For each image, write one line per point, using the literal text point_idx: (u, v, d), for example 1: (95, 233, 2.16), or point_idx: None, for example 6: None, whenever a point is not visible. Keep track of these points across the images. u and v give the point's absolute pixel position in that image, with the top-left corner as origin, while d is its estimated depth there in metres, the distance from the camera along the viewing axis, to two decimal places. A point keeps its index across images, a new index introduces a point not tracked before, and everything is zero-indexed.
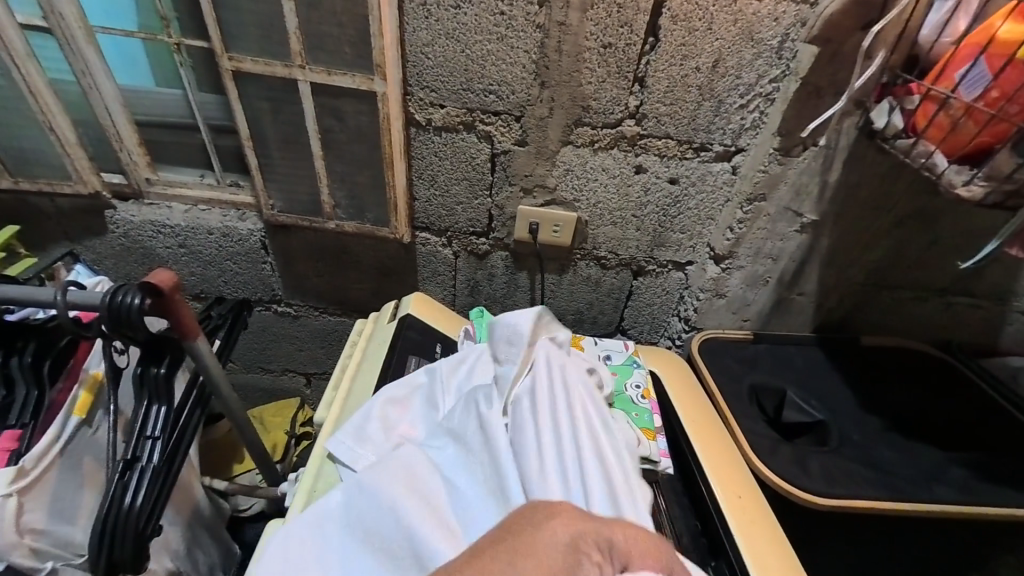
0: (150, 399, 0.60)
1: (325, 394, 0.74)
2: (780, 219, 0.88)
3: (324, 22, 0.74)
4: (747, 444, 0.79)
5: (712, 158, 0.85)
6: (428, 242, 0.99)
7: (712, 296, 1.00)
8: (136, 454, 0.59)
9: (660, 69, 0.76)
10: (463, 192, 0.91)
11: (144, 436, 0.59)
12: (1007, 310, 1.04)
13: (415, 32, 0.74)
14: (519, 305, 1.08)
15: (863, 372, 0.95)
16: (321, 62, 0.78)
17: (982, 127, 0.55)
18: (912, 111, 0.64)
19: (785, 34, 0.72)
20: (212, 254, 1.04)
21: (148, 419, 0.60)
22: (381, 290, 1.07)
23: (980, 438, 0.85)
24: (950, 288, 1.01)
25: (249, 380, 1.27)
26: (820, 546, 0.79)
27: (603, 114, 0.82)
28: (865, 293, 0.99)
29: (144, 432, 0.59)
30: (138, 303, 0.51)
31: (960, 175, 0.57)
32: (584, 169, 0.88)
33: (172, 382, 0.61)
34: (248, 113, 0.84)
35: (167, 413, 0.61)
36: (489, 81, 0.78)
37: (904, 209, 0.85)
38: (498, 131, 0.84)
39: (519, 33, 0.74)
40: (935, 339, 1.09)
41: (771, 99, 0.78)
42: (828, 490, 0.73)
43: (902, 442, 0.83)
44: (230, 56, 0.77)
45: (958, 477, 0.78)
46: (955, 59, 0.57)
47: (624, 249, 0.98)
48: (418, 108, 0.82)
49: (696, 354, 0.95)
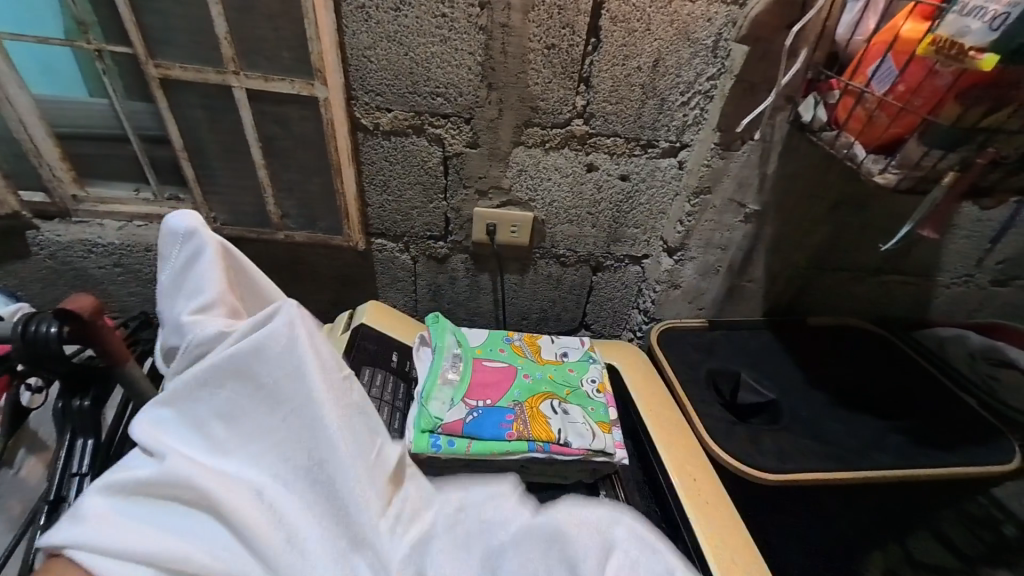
0: (74, 433, 0.56)
1: None
2: (726, 211, 0.92)
3: (258, 26, 0.71)
4: (703, 428, 0.83)
5: (659, 154, 0.89)
6: (385, 248, 0.97)
7: (668, 288, 1.03)
8: (62, 494, 0.54)
9: (604, 70, 0.78)
10: (418, 196, 0.90)
11: (70, 473, 0.55)
12: (933, 284, 1.13)
13: (355, 36, 0.72)
14: (483, 307, 1.08)
15: (810, 352, 1.01)
16: (257, 67, 0.75)
17: (893, 120, 0.59)
18: (835, 105, 0.68)
19: (718, 34, 0.75)
20: (153, 272, 0.98)
21: (73, 454, 0.56)
22: (339, 300, 1.04)
23: (914, 405, 0.93)
24: (883, 267, 1.09)
25: None
26: (777, 518, 0.83)
27: (551, 114, 0.83)
28: (808, 276, 1.05)
29: (69, 470, 0.55)
30: (57, 333, 0.48)
31: (876, 164, 0.61)
32: (537, 169, 0.89)
33: (100, 413, 0.57)
34: (181, 122, 0.79)
35: (94, 447, 0.56)
36: (435, 84, 0.78)
37: (836, 196, 0.90)
38: (448, 134, 0.83)
39: (462, 35, 0.73)
40: (872, 315, 1.18)
41: (709, 96, 0.81)
42: (779, 466, 0.77)
43: (846, 415, 0.89)
44: (156, 63, 0.73)
45: (895, 442, 0.85)
46: (868, 56, 0.61)
47: (582, 245, 1.00)
48: (364, 113, 0.80)
49: (655, 345, 0.98)
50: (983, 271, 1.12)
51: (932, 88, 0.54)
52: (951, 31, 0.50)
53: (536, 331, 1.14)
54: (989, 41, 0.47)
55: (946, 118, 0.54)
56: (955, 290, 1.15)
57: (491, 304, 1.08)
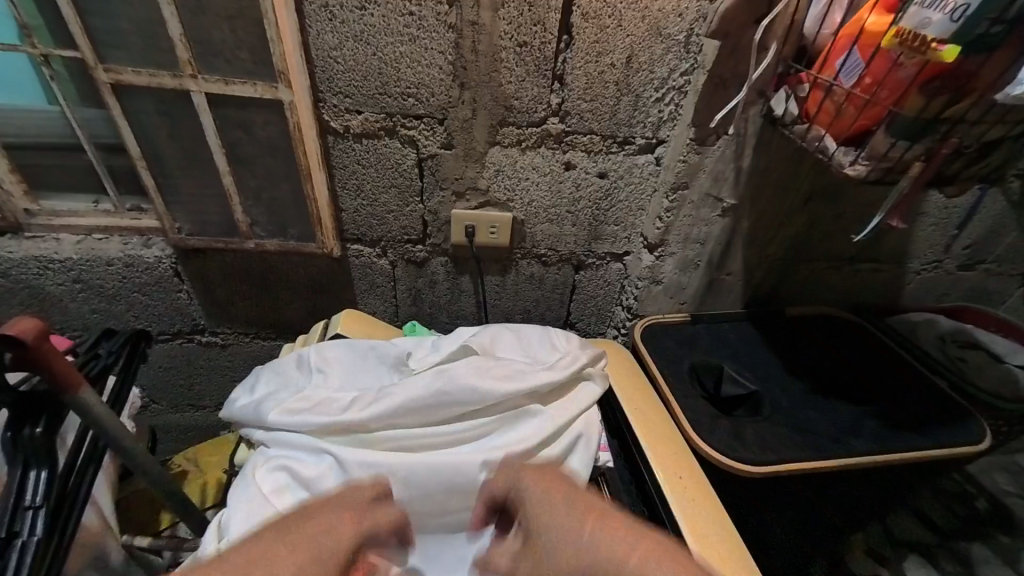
0: (27, 462, 0.51)
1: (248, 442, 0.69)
2: (703, 205, 0.92)
3: (215, 26, 0.68)
4: (686, 423, 0.83)
5: (635, 151, 0.88)
6: (362, 253, 0.94)
7: (649, 283, 1.03)
8: (13, 530, 0.48)
9: (577, 67, 0.77)
10: (393, 200, 0.88)
11: (21, 507, 0.49)
12: (904, 271, 1.17)
13: (320, 36, 0.70)
14: (464, 310, 1.07)
15: (788, 341, 1.03)
16: (217, 71, 0.72)
17: (860, 111, 0.59)
18: (804, 98, 0.68)
19: (690, 30, 0.75)
20: (117, 287, 0.93)
21: (25, 486, 0.50)
22: (315, 308, 1.01)
23: (888, 389, 0.95)
24: (857, 256, 1.11)
25: (179, 420, 1.17)
26: (761, 507, 0.85)
27: (526, 113, 0.82)
28: (786, 268, 1.07)
29: (20, 503, 0.49)
30: None
31: (847, 156, 0.62)
32: (514, 169, 0.88)
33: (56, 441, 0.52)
34: (137, 130, 0.75)
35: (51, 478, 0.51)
36: (406, 84, 0.76)
37: (809, 188, 0.92)
38: (422, 136, 0.81)
39: (432, 34, 0.72)
40: (848, 303, 1.20)
41: (683, 92, 0.81)
42: (761, 457, 0.78)
43: (824, 402, 0.91)
44: (106, 68, 0.69)
45: (872, 428, 0.86)
46: (835, 49, 0.62)
47: (563, 244, 0.99)
48: (334, 116, 0.77)
49: (639, 342, 0.97)
50: (951, 257, 1.16)
51: (897, 80, 0.55)
52: (913, 23, 0.50)
53: None
54: (949, 33, 0.48)
55: (910, 109, 0.55)
56: (926, 276, 1.19)
57: (474, 306, 1.06)
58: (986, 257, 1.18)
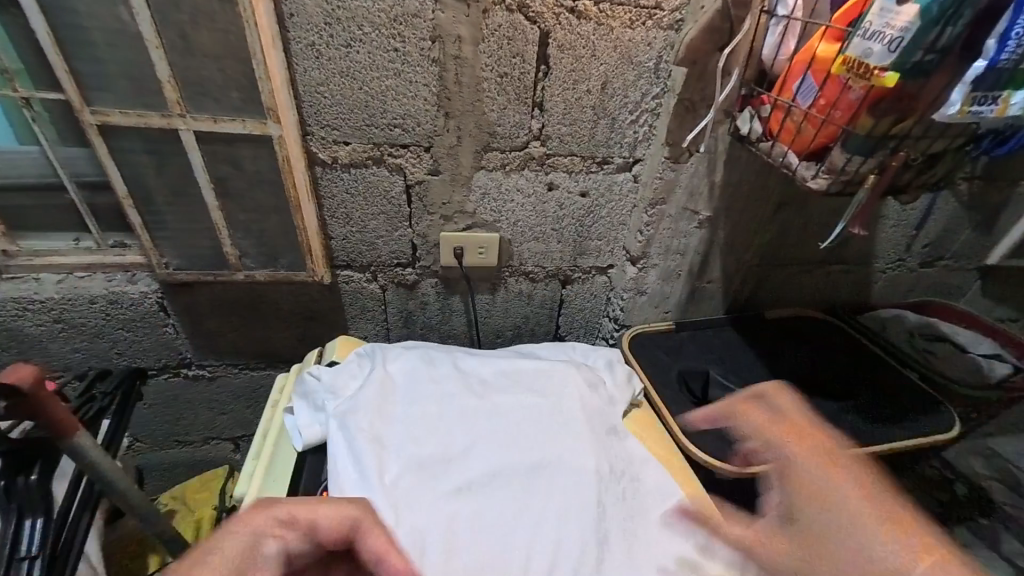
0: (22, 512, 0.52)
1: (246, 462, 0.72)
2: (681, 218, 0.96)
3: (204, 67, 0.68)
4: (676, 425, 0.88)
5: (614, 169, 0.93)
6: (352, 279, 0.95)
7: (634, 294, 1.07)
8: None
9: (555, 94, 0.81)
10: (382, 225, 0.90)
11: (17, 558, 0.51)
12: (871, 270, 1.24)
13: (307, 73, 0.72)
14: (457, 329, 1.09)
15: (769, 343, 1.07)
16: (205, 109, 0.71)
17: (818, 129, 0.64)
18: (767, 119, 0.74)
19: (659, 57, 0.81)
20: (100, 324, 0.91)
21: (21, 537, 0.52)
22: (306, 336, 1.01)
23: (863, 382, 1.00)
24: (827, 259, 1.17)
25: (165, 456, 1.14)
26: (749, 503, 0.89)
27: (509, 138, 0.85)
28: (762, 273, 1.13)
29: (16, 554, 0.51)
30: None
31: (808, 171, 0.67)
32: (500, 191, 0.91)
33: (47, 490, 0.54)
34: (124, 168, 0.75)
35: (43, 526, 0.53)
36: (392, 115, 0.78)
37: (780, 197, 0.97)
38: (409, 163, 0.84)
39: (416, 67, 0.75)
40: (821, 303, 1.27)
41: (656, 114, 0.87)
42: (749, 458, 0.82)
43: (807, 401, 0.95)
44: (93, 110, 0.69)
45: (851, 423, 0.91)
46: (792, 73, 0.67)
47: (550, 261, 1.03)
48: (321, 147, 0.79)
49: (627, 352, 1.00)
50: (912, 256, 1.24)
51: (848, 101, 0.59)
52: (857, 52, 0.56)
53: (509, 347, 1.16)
54: (889, 62, 0.53)
55: (862, 128, 0.59)
56: (891, 275, 1.26)
57: (465, 325, 1.09)
58: (944, 254, 1.26)
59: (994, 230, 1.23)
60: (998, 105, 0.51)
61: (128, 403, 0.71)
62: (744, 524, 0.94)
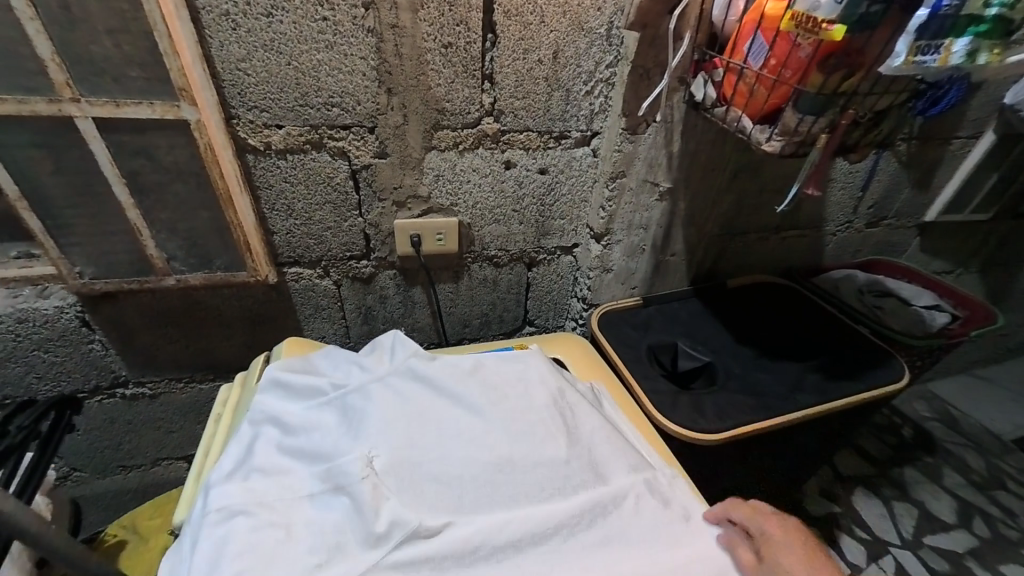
0: None
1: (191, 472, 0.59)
2: (642, 191, 0.94)
3: (96, 43, 0.59)
4: (648, 400, 0.87)
5: (573, 144, 0.90)
6: (302, 276, 0.89)
7: (600, 272, 1.05)
8: None
9: (505, 65, 0.77)
10: (329, 216, 0.83)
11: None
12: (822, 234, 1.28)
13: (224, 47, 0.64)
14: (421, 322, 1.04)
15: (732, 311, 1.10)
16: (103, 92, 0.61)
17: (770, 91, 0.63)
18: (721, 82, 0.73)
19: (609, 23, 0.77)
20: (10, 349, 0.81)
21: None
22: (257, 341, 0.94)
23: (822, 341, 1.04)
24: (782, 225, 1.20)
25: (107, 485, 1.04)
26: (718, 465, 0.92)
27: (460, 115, 0.80)
28: (722, 243, 1.14)
29: None
30: None
31: (763, 134, 0.67)
32: (454, 173, 0.86)
33: None
34: (10, 166, 0.63)
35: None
36: (328, 93, 0.71)
37: (735, 166, 0.98)
38: (353, 146, 0.77)
39: (351, 38, 0.68)
40: (779, 268, 1.30)
41: (611, 84, 0.83)
42: (721, 425, 0.83)
43: (769, 363, 0.98)
44: None
45: (811, 381, 0.94)
46: (742, 35, 0.66)
47: (512, 243, 0.99)
48: (251, 132, 0.71)
49: (596, 330, 1.01)
50: (859, 217, 1.30)
51: (797, 60, 0.59)
52: (806, 6, 0.54)
53: (479, 336, 1.13)
54: (837, 14, 0.52)
55: (812, 86, 0.59)
56: (841, 236, 1.32)
57: (429, 317, 1.04)
58: (887, 214, 1.32)
59: (928, 189, 1.30)
60: (941, 54, 0.52)
61: (55, 433, 0.67)
62: (714, 483, 0.97)
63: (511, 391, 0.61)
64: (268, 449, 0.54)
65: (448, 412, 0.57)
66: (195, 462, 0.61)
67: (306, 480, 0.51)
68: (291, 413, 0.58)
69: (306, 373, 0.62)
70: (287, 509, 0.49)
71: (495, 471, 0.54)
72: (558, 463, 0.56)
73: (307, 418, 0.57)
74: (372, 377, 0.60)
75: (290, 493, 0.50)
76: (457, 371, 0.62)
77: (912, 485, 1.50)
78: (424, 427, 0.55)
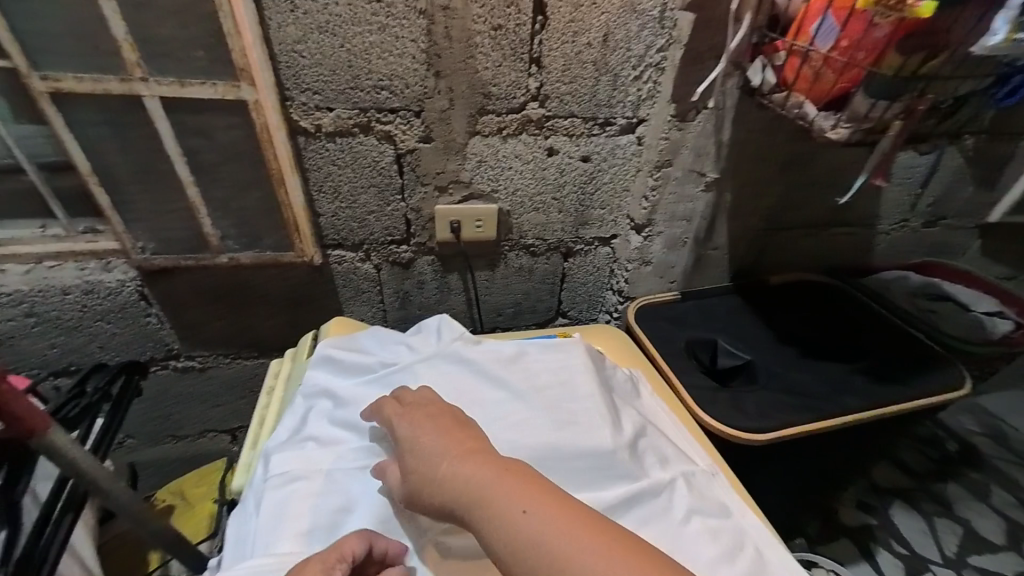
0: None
1: (247, 441, 0.62)
2: (686, 181, 0.91)
3: (165, 25, 0.61)
4: (688, 396, 0.85)
5: (617, 131, 0.88)
6: (344, 259, 0.90)
7: (639, 264, 1.03)
8: None
9: (553, 49, 0.75)
10: (373, 200, 0.84)
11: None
12: (874, 232, 1.21)
13: (281, 29, 0.65)
14: (455, 309, 1.05)
15: (775, 309, 1.05)
16: (169, 72, 0.64)
17: (838, 75, 0.60)
18: (781, 67, 0.69)
19: (663, 4, 0.74)
20: (76, 318, 0.86)
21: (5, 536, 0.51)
22: (300, 321, 0.96)
23: (873, 344, 0.99)
24: (832, 221, 1.14)
25: (158, 453, 1.10)
26: (757, 467, 0.89)
27: (505, 100, 0.79)
28: (767, 238, 1.09)
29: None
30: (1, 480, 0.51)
31: (827, 121, 0.63)
32: (496, 159, 0.86)
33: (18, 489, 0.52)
34: (84, 144, 0.67)
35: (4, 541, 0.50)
36: (377, 76, 0.72)
37: (787, 156, 0.93)
38: (399, 130, 0.78)
39: (402, 20, 0.68)
40: (826, 267, 1.24)
41: (660, 69, 0.80)
42: (764, 425, 0.80)
43: (814, 363, 0.93)
44: (42, 76, 0.60)
45: (861, 384, 0.90)
46: (809, 14, 0.62)
47: (550, 232, 0.99)
48: (303, 115, 0.73)
49: (633, 323, 0.99)
50: (916, 215, 1.22)
51: (872, 41, 0.55)
52: None
53: (512, 325, 1.13)
54: None
55: (888, 68, 0.55)
56: (894, 235, 1.24)
57: (464, 304, 1.05)
58: (948, 212, 1.24)
59: (996, 187, 1.21)
60: None
61: (126, 394, 0.69)
62: (750, 485, 0.94)
63: (553, 377, 0.60)
64: (321, 421, 0.56)
65: (491, 395, 0.57)
66: (250, 431, 0.63)
67: (357, 454, 0.53)
68: (341, 388, 0.59)
69: (353, 352, 0.63)
70: (342, 479, 0.51)
71: (539, 457, 0.53)
72: (603, 452, 0.54)
73: (356, 395, 0.58)
74: (418, 359, 0.61)
75: (343, 464, 0.52)
76: (498, 355, 0.61)
77: (959, 502, 1.42)
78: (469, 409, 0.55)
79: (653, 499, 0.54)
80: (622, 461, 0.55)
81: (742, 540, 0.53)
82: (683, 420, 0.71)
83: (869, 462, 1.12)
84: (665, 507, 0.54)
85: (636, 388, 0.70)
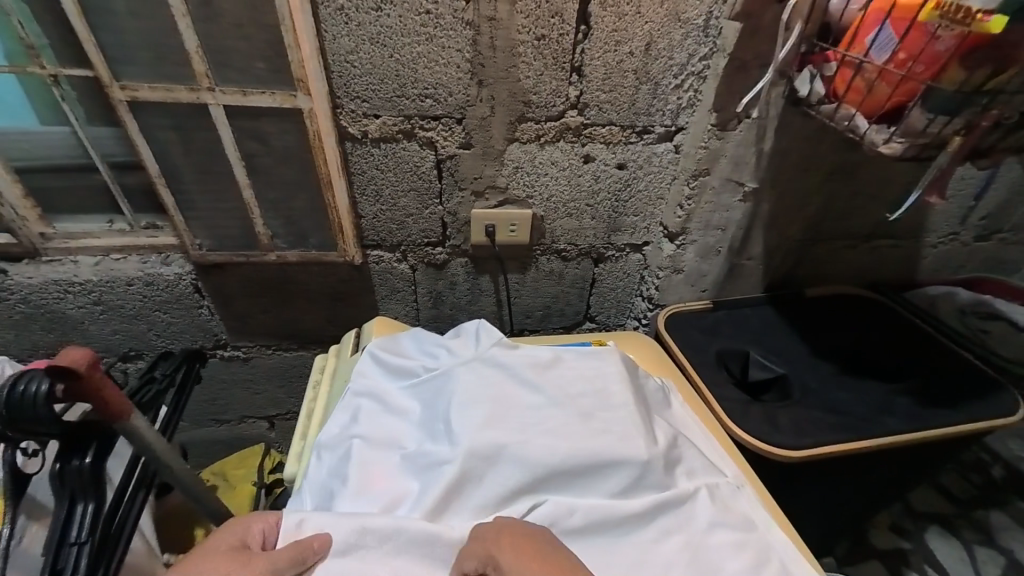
0: (76, 498, 0.55)
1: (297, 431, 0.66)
2: (724, 190, 0.90)
3: (232, 38, 0.65)
4: (719, 408, 0.84)
5: (655, 139, 0.88)
6: (382, 259, 0.94)
7: (670, 272, 1.02)
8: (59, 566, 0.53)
9: (595, 57, 0.76)
10: (412, 203, 0.87)
11: (68, 543, 0.54)
12: (921, 245, 1.16)
13: (336, 40, 0.68)
14: (485, 310, 1.07)
15: (812, 323, 1.03)
16: (234, 82, 0.68)
17: (894, 88, 0.58)
18: (831, 78, 0.67)
19: (709, 13, 0.74)
20: (137, 307, 0.92)
21: (75, 520, 0.55)
22: (338, 317, 1.01)
23: (916, 363, 0.95)
24: (876, 233, 1.10)
25: (202, 435, 1.16)
26: (788, 483, 0.87)
27: (545, 108, 0.80)
28: (805, 248, 1.07)
29: (68, 538, 0.54)
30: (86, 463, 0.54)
31: (880, 135, 0.61)
32: (533, 165, 0.87)
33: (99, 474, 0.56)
34: (154, 147, 0.72)
35: (96, 511, 0.55)
36: (423, 85, 0.74)
37: (830, 167, 0.91)
38: (440, 136, 0.80)
39: (449, 31, 0.70)
40: (866, 280, 1.20)
41: (702, 77, 0.79)
42: (797, 441, 0.79)
43: (852, 380, 0.91)
44: (122, 85, 0.66)
45: (903, 404, 0.87)
46: (864, 25, 0.60)
47: (582, 238, 0.99)
48: (351, 121, 0.76)
49: (663, 332, 0.98)
50: (968, 229, 1.16)
51: (934, 54, 0.54)
52: None
53: (539, 328, 1.14)
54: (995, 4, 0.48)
55: (950, 82, 0.54)
56: (942, 249, 1.18)
57: (494, 305, 1.07)
58: (1003, 226, 1.17)
59: None
60: None
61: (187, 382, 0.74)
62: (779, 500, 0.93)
63: (588, 385, 0.61)
64: (370, 422, 0.60)
65: (528, 400, 0.59)
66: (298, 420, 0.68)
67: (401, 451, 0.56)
68: (388, 389, 0.63)
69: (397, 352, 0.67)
70: (389, 477, 0.55)
71: (577, 464, 0.54)
72: (636, 462, 0.55)
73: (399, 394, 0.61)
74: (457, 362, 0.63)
75: (391, 463, 0.56)
76: (534, 362, 0.63)
77: (1003, 531, 1.35)
78: (507, 412, 0.57)
79: (683, 511, 0.55)
80: (656, 471, 0.56)
81: (768, 556, 0.53)
82: (714, 432, 0.71)
83: (906, 484, 1.08)
84: (693, 518, 0.55)
85: (667, 398, 0.70)
